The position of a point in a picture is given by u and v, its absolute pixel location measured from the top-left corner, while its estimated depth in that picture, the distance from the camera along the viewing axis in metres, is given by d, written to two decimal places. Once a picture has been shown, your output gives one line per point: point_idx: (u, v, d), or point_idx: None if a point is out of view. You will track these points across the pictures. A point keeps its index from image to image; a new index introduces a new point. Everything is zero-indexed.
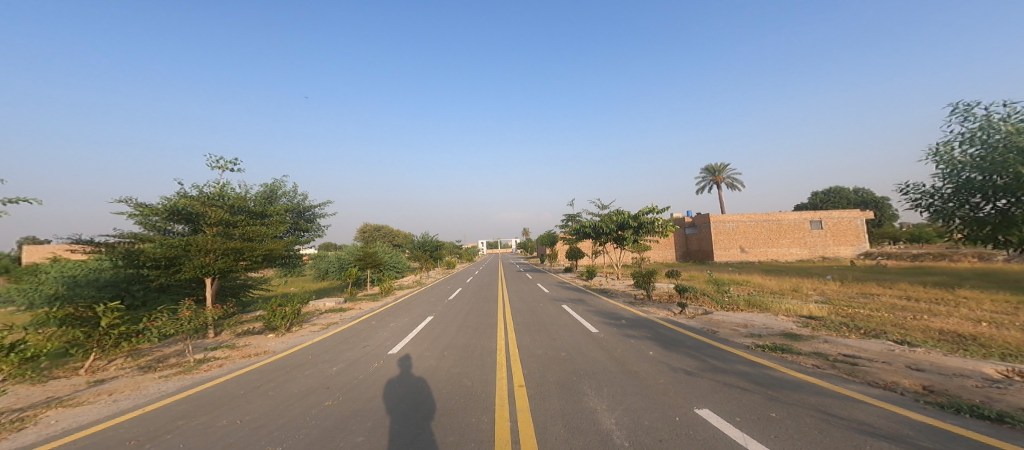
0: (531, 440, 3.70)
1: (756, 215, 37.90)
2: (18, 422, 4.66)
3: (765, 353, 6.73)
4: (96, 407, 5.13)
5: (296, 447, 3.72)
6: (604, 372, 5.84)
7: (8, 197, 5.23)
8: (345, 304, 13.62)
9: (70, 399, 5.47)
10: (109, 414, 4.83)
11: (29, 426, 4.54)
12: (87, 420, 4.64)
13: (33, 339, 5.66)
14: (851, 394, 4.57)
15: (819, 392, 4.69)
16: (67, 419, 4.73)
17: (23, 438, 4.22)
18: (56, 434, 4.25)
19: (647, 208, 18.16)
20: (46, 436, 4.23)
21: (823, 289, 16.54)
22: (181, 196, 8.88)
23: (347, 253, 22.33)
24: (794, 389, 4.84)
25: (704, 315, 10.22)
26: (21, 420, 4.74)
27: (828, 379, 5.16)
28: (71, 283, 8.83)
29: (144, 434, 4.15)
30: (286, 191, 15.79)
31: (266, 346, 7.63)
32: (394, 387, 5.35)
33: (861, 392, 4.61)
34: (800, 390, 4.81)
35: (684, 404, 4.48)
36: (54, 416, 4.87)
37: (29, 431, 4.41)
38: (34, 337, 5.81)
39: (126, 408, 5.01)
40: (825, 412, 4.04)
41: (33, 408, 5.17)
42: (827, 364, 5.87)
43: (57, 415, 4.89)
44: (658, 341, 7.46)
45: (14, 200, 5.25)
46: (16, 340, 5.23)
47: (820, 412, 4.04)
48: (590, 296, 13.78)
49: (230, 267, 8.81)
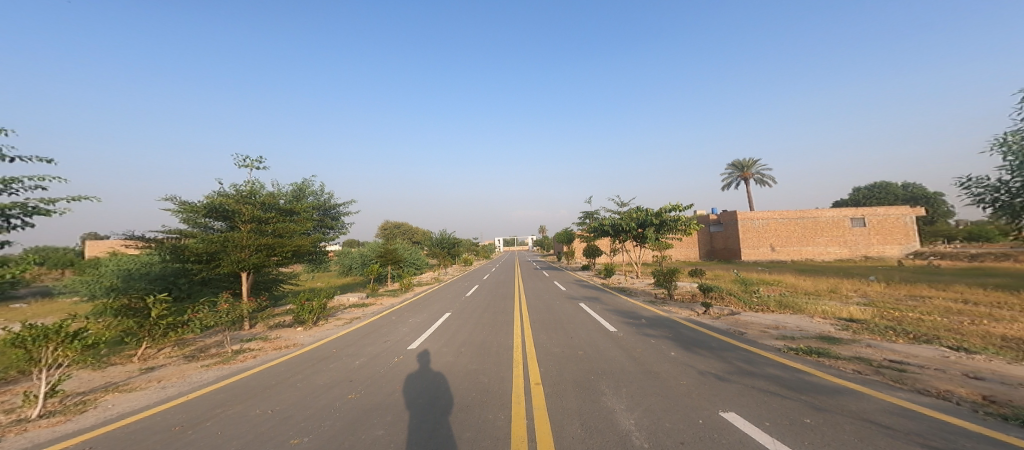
0: (548, 438, 3.73)
1: (790, 212, 36.10)
2: (80, 406, 5.14)
3: (799, 357, 6.44)
4: (146, 393, 5.57)
5: (322, 437, 3.93)
6: (623, 372, 5.78)
7: (73, 198, 5.57)
8: (367, 299, 14.09)
9: (124, 385, 5.97)
10: (157, 400, 5.25)
11: (91, 409, 5.01)
12: (140, 405, 5.07)
13: (94, 328, 6.23)
14: (899, 402, 4.31)
15: (861, 398, 4.45)
16: (122, 404, 5.18)
17: (85, 420, 4.65)
18: (113, 418, 4.66)
19: (670, 205, 17.61)
20: (103, 419, 4.65)
21: (865, 290, 15.65)
22: (219, 194, 9.46)
23: (370, 249, 23.03)
24: (832, 394, 4.64)
25: (730, 315, 9.90)
26: (83, 403, 5.23)
27: (871, 385, 4.92)
28: (128, 276, 9.74)
29: (187, 420, 4.48)
30: (313, 189, 16.44)
31: (295, 339, 8.00)
32: (413, 382, 5.50)
33: (910, 401, 4.34)
34: (839, 395, 4.59)
35: (709, 406, 4.38)
36: (111, 400, 5.34)
37: (90, 414, 4.85)
38: (95, 326, 6.41)
39: (172, 395, 5.42)
40: (867, 419, 3.86)
41: (94, 392, 5.70)
42: (870, 370, 5.57)
43: (113, 400, 5.35)
44: (681, 342, 7.30)
45: (76, 198, 5.57)
46: (78, 328, 5.76)
47: (860, 419, 3.86)
48: (607, 295, 13.65)
49: (264, 263, 9.29)
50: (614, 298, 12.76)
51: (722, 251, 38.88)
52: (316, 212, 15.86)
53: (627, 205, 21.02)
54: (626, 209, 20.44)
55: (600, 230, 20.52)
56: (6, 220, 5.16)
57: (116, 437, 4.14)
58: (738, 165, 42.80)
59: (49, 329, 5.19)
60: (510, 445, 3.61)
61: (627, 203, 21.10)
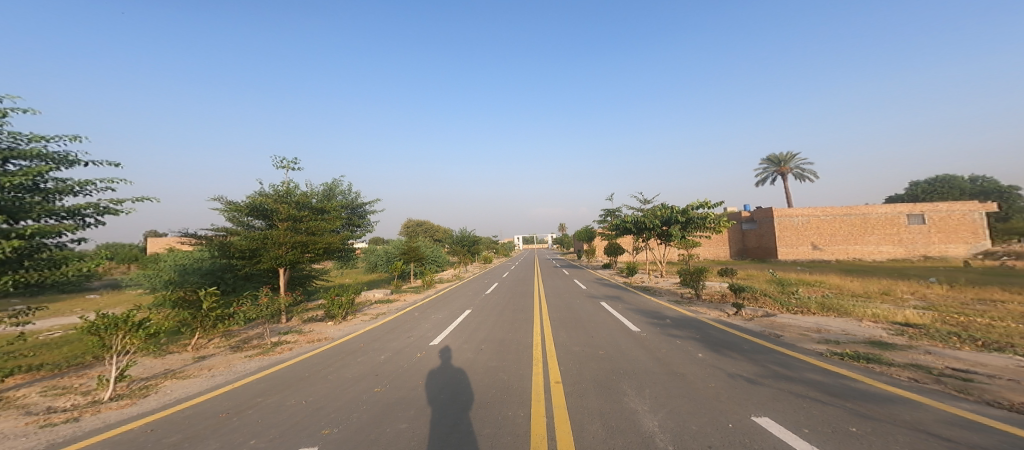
0: (568, 437, 3.73)
1: (835, 209, 33.78)
2: (143, 390, 5.66)
3: (844, 362, 6.04)
4: (198, 380, 6.05)
5: (350, 428, 4.12)
6: (648, 373, 5.65)
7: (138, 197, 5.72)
8: (392, 295, 14.54)
9: (180, 372, 6.51)
10: (207, 387, 5.69)
11: (152, 394, 5.50)
12: (193, 392, 5.52)
13: (155, 318, 6.82)
14: (961, 414, 3.97)
15: (916, 408, 4.13)
16: (178, 389, 5.65)
17: (148, 404, 5.12)
18: (170, 403, 5.10)
19: (697, 202, 16.94)
20: (163, 403, 5.09)
21: (923, 292, 14.42)
22: (260, 194, 10.06)
23: (394, 247, 23.72)
24: (882, 402, 4.33)
25: (765, 317, 9.43)
26: (146, 388, 5.76)
27: (929, 394, 4.55)
28: (182, 270, 10.64)
29: (232, 408, 4.82)
30: (342, 189, 17.10)
31: (326, 332, 8.40)
32: (434, 377, 5.64)
33: (976, 413, 3.98)
34: (891, 404, 4.28)
35: (739, 410, 4.22)
36: (169, 386, 5.84)
37: (152, 398, 5.33)
38: (157, 316, 7.02)
39: (220, 383, 5.86)
40: (924, 431, 3.57)
41: (155, 378, 6.26)
42: (929, 378, 5.15)
43: (170, 385, 5.85)
44: (710, 343, 7.04)
45: (141, 198, 5.76)
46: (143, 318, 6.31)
47: (915, 430, 3.59)
48: (630, 294, 13.33)
49: (299, 259, 9.78)
50: (637, 297, 12.48)
51: (756, 251, 37.04)
52: (344, 210, 16.50)
53: (651, 203, 20.46)
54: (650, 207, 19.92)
55: (622, 228, 20.04)
56: (81, 219, 5.74)
57: (172, 421, 4.52)
58: (774, 160, 40.53)
59: (119, 319, 5.75)
60: (529, 442, 3.64)
61: (650, 201, 20.57)
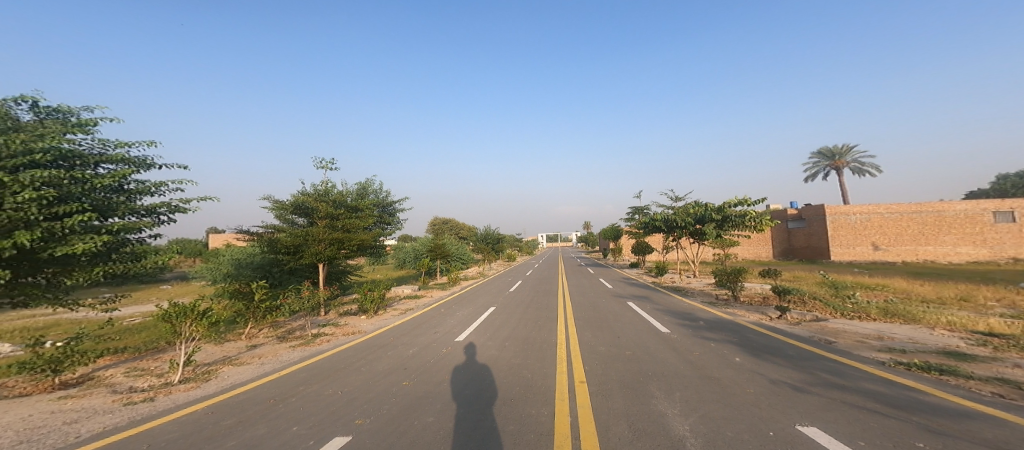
0: (592, 438, 3.65)
1: (902, 206, 30.62)
2: (206, 375, 6.20)
3: (912, 373, 5.46)
4: (250, 367, 6.54)
5: (380, 420, 4.27)
6: (678, 376, 5.42)
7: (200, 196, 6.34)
8: (419, 291, 14.96)
9: (235, 359, 7.07)
10: (258, 374, 6.14)
11: (213, 378, 6.01)
12: (246, 378, 5.97)
13: (216, 308, 7.42)
14: None
15: (997, 426, 3.66)
16: (234, 375, 6.14)
17: (209, 388, 5.59)
18: (228, 387, 5.55)
19: (736, 199, 15.97)
20: (221, 388, 5.54)
21: (1011, 299, 12.75)
22: (302, 193, 10.65)
23: (421, 243, 24.34)
24: (956, 418, 3.87)
25: (815, 322, 8.74)
26: (208, 373, 6.30)
27: (1016, 412, 4.01)
28: (237, 263, 11.58)
29: (277, 395, 5.15)
30: (374, 187, 17.75)
31: (360, 326, 8.78)
32: (459, 373, 5.72)
33: None
34: (967, 420, 3.82)
35: (782, 418, 3.93)
36: (226, 371, 6.36)
37: (212, 382, 5.82)
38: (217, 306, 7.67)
39: (269, 371, 6.30)
40: None
41: (215, 364, 6.84)
42: (1016, 394, 4.55)
43: (228, 371, 6.37)
44: (749, 347, 6.63)
45: (202, 198, 6.39)
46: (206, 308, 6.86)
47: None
48: (658, 294, 12.82)
49: (335, 255, 10.27)
50: (667, 298, 11.98)
51: (803, 251, 34.52)
52: (375, 208, 17.15)
53: (681, 200, 19.58)
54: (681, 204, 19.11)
55: (651, 227, 19.33)
56: (157, 217, 6.34)
57: (226, 405, 4.90)
58: (827, 153, 37.32)
59: (187, 308, 6.34)
60: (551, 441, 3.60)
61: (682, 197, 19.72)
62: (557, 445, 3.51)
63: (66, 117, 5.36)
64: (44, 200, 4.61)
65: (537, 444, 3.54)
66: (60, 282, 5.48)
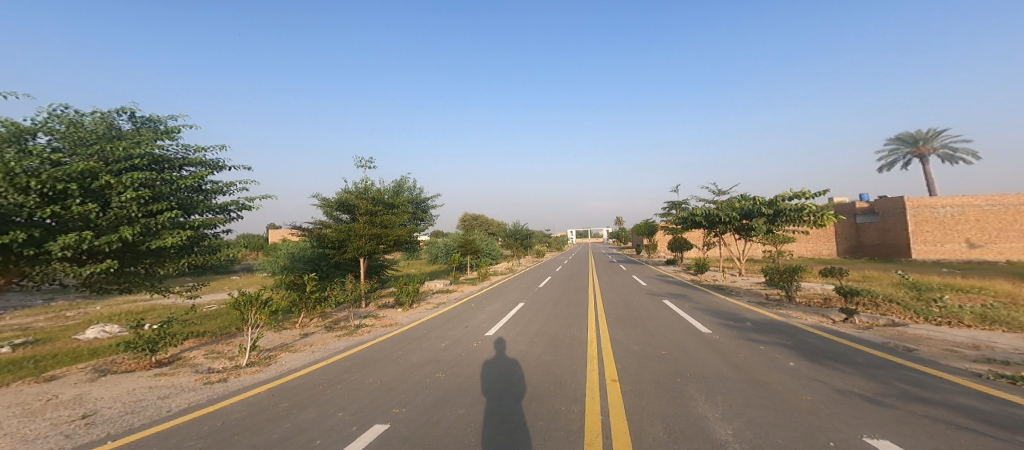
0: (624, 437, 3.53)
1: (1005, 198, 26.67)
2: (266, 359, 6.70)
3: (1014, 387, 4.75)
4: (303, 354, 6.99)
5: (415, 409, 4.40)
6: (721, 379, 5.10)
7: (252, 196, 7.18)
8: (450, 285, 15.28)
9: (292, 346, 7.59)
10: (311, 361, 6.55)
11: (273, 363, 6.49)
12: (300, 364, 6.39)
13: (276, 297, 8.03)
14: None
15: None
16: (290, 361, 6.59)
17: (269, 372, 6.05)
18: (286, 372, 5.97)
19: (790, 192, 14.74)
20: (280, 372, 5.97)
21: None
22: (346, 191, 11.20)
23: (452, 239, 24.83)
24: None
25: (891, 327, 7.86)
26: (268, 358, 6.81)
27: None
28: (292, 257, 12.52)
29: (325, 381, 5.48)
30: (409, 185, 18.31)
31: (396, 318, 9.12)
32: (489, 367, 5.77)
33: None
34: None
35: (843, 428, 3.58)
36: (284, 357, 6.84)
37: (272, 367, 6.29)
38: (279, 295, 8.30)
39: (320, 358, 6.71)
40: None
41: (274, 350, 7.38)
42: None
43: (285, 357, 6.84)
44: (808, 353, 6.10)
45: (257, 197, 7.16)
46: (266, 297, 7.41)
47: None
48: (697, 293, 12.19)
49: (375, 250, 10.71)
50: (707, 296, 11.34)
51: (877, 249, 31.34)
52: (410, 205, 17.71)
53: (725, 194, 18.48)
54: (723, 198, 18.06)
55: (691, 222, 18.42)
56: (229, 214, 6.95)
57: (283, 388, 5.27)
58: (908, 139, 33.41)
59: (252, 297, 6.90)
60: (581, 438, 3.52)
61: (726, 191, 18.64)
62: (588, 442, 3.43)
63: (156, 126, 5.97)
64: (142, 199, 5.16)
65: (567, 440, 3.48)
66: (155, 271, 6.19)
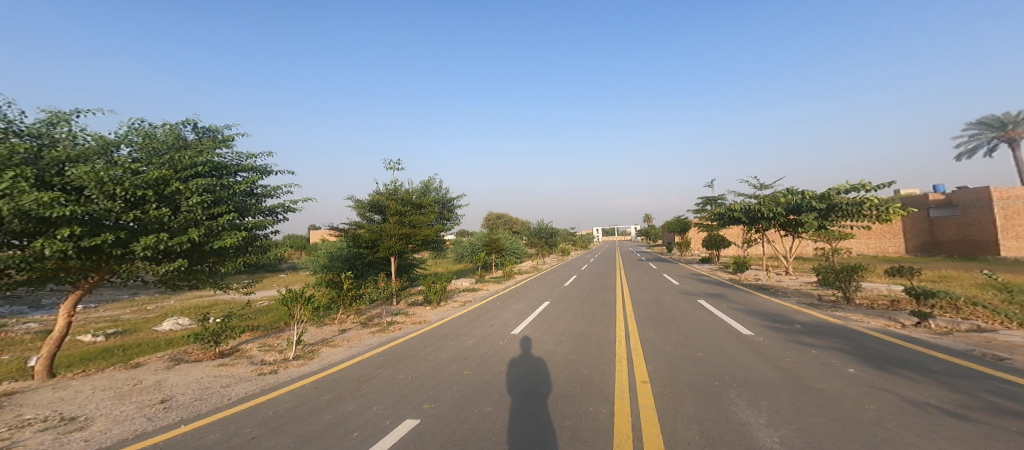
0: (656, 440, 3.41)
1: None
2: (309, 353, 7.03)
3: None
4: (342, 349, 7.28)
5: (444, 405, 4.47)
6: (765, 384, 4.81)
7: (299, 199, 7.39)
8: (477, 284, 15.46)
9: (333, 341, 7.91)
10: (349, 356, 6.81)
11: (315, 357, 6.80)
12: (340, 358, 6.65)
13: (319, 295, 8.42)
14: None
15: None
16: (330, 355, 6.88)
17: (312, 365, 6.34)
18: (327, 366, 6.23)
19: (847, 185, 13.73)
20: (321, 366, 6.25)
21: None
22: (377, 192, 11.54)
23: (479, 238, 25.07)
24: None
25: (973, 333, 7.09)
26: (311, 352, 7.14)
27: None
28: (331, 256, 13.14)
29: (361, 376, 5.68)
30: (437, 185, 18.62)
31: (426, 315, 9.31)
32: (516, 365, 5.75)
33: None
34: None
35: (909, 441, 3.27)
36: (325, 351, 7.15)
37: (315, 360, 6.59)
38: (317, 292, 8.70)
39: (357, 353, 6.95)
40: None
41: (316, 344, 7.73)
42: None
43: (326, 351, 7.15)
44: (871, 359, 5.61)
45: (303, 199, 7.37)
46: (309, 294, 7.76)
47: None
48: (736, 293, 11.60)
49: (404, 249, 11.01)
50: (746, 296, 10.78)
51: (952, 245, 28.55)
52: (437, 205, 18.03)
53: (767, 188, 17.50)
54: (764, 192, 17.11)
55: (727, 218, 17.55)
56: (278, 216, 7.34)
57: (323, 381, 5.51)
58: (992, 123, 30.13)
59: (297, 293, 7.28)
60: (611, 440, 3.44)
61: (767, 185, 17.67)
62: (618, 444, 3.35)
63: (214, 135, 6.38)
64: (206, 203, 5.57)
65: (597, 442, 3.40)
66: (217, 269, 6.64)
